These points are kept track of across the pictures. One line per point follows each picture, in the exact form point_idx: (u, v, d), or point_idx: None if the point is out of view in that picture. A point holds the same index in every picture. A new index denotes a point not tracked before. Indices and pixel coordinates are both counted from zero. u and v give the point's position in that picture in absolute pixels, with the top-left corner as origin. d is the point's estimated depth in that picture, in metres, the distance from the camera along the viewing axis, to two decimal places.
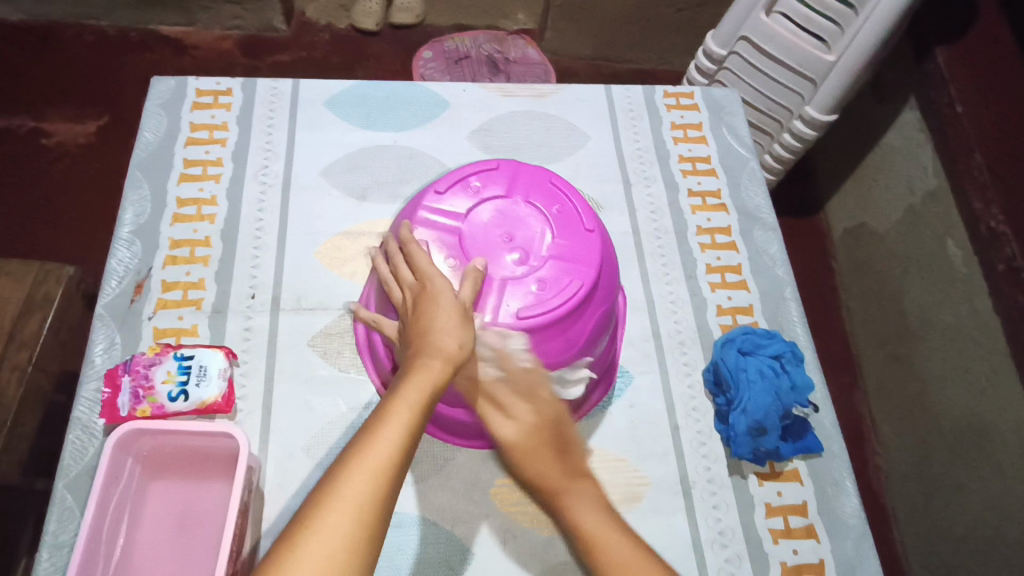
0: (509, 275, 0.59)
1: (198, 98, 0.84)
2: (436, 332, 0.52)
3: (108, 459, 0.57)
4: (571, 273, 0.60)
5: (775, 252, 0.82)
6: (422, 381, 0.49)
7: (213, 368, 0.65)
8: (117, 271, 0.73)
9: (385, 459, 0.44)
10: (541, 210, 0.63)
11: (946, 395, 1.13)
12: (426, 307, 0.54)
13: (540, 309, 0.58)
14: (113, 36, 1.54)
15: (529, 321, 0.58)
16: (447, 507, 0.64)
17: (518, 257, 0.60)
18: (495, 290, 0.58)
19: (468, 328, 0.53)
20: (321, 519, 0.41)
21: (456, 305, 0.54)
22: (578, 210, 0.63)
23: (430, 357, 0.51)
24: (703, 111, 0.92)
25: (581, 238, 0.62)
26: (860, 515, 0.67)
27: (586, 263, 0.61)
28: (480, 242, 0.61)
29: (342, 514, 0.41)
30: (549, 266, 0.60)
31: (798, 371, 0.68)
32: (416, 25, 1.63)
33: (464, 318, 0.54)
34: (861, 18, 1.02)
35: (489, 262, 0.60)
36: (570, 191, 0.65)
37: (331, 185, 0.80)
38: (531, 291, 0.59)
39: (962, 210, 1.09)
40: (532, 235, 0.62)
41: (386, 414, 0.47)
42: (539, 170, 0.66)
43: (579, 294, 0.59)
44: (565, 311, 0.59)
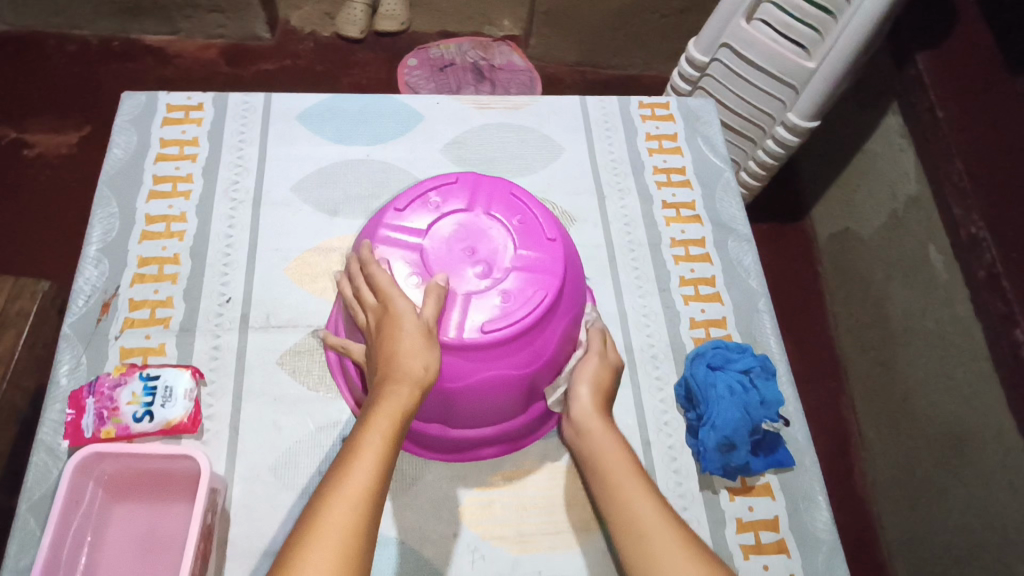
0: (472, 289, 0.59)
1: (169, 113, 0.84)
2: (400, 356, 0.52)
3: (66, 483, 0.56)
4: (535, 283, 0.60)
5: (749, 262, 0.82)
6: (391, 410, 0.49)
7: (179, 388, 0.65)
8: (84, 290, 0.72)
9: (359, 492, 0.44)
10: (503, 221, 0.63)
11: (930, 400, 1.13)
12: (388, 331, 0.54)
13: (505, 321, 0.57)
14: (96, 45, 1.53)
15: (493, 335, 0.57)
16: (416, 527, 0.64)
17: (481, 271, 0.60)
18: (459, 304, 0.58)
19: (434, 347, 0.53)
20: (308, 553, 0.41)
21: (420, 325, 0.53)
22: (540, 220, 0.63)
23: (397, 383, 0.51)
24: (679, 122, 0.92)
25: (544, 248, 0.62)
26: (832, 529, 0.67)
27: (550, 273, 0.60)
28: (442, 258, 0.60)
29: (329, 545, 0.42)
30: (512, 277, 0.59)
31: (767, 386, 0.68)
32: (401, 32, 1.63)
33: (428, 339, 0.53)
34: (839, 26, 1.02)
35: (452, 277, 0.59)
36: (534, 203, 0.65)
37: (302, 201, 0.80)
38: (496, 304, 0.58)
39: (945, 217, 1.09)
40: (494, 248, 0.61)
41: (359, 446, 0.47)
42: (501, 183, 0.66)
43: (543, 304, 0.59)
44: (531, 322, 0.58)
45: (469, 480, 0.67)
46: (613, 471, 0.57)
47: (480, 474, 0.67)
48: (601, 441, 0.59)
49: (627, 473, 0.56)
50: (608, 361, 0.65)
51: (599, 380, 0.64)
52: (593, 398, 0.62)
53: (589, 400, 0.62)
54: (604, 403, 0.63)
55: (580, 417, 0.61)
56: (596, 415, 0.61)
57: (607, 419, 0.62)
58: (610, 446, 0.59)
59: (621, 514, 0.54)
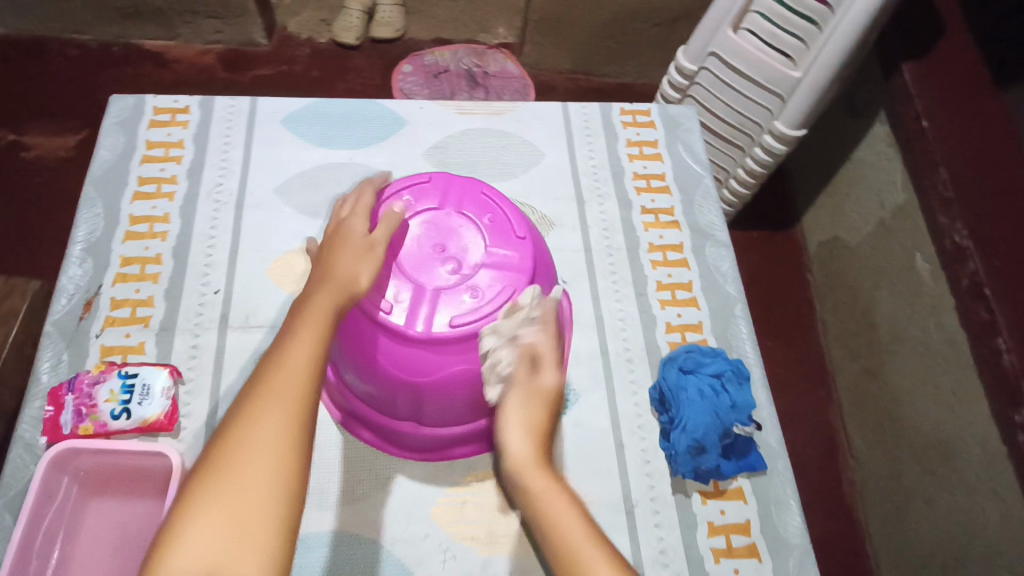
0: (443, 285, 0.60)
1: (156, 116, 0.85)
2: (340, 263, 0.55)
3: (41, 478, 0.57)
4: (504, 280, 0.61)
5: (726, 268, 0.83)
6: (330, 299, 0.51)
7: (157, 386, 0.66)
8: (67, 289, 0.73)
9: (305, 356, 0.46)
10: (474, 220, 0.64)
11: (916, 408, 1.13)
12: (335, 246, 0.57)
13: (473, 316, 0.58)
14: (96, 50, 1.55)
15: (462, 329, 0.58)
16: (389, 526, 0.64)
17: (450, 268, 0.61)
18: (429, 299, 0.59)
19: (374, 265, 0.56)
20: (255, 410, 0.42)
21: (368, 245, 0.57)
22: (510, 219, 0.64)
23: (332, 282, 0.53)
24: (659, 128, 0.93)
25: (513, 246, 0.63)
26: (804, 533, 0.67)
27: (519, 270, 0.61)
28: (412, 255, 0.61)
29: (282, 393, 0.43)
30: (482, 274, 0.60)
31: (739, 390, 0.68)
32: (397, 39, 1.65)
33: (369, 252, 0.56)
34: (824, 36, 1.03)
35: (421, 274, 0.60)
36: (506, 203, 0.66)
37: (285, 204, 0.81)
38: (465, 300, 0.59)
39: (929, 227, 1.10)
40: (464, 245, 0.62)
41: (301, 321, 0.48)
42: (472, 182, 0.67)
43: (512, 300, 0.60)
44: (499, 317, 0.59)
45: (442, 481, 0.67)
46: (561, 531, 0.47)
47: (452, 475, 0.67)
48: (537, 493, 0.50)
49: (574, 528, 0.47)
50: (544, 391, 0.56)
51: (529, 423, 0.54)
52: (526, 442, 0.53)
53: (525, 450, 0.53)
54: (541, 447, 0.54)
55: (512, 470, 0.52)
56: (529, 463, 0.52)
57: (543, 464, 0.52)
58: (551, 501, 0.49)
59: None
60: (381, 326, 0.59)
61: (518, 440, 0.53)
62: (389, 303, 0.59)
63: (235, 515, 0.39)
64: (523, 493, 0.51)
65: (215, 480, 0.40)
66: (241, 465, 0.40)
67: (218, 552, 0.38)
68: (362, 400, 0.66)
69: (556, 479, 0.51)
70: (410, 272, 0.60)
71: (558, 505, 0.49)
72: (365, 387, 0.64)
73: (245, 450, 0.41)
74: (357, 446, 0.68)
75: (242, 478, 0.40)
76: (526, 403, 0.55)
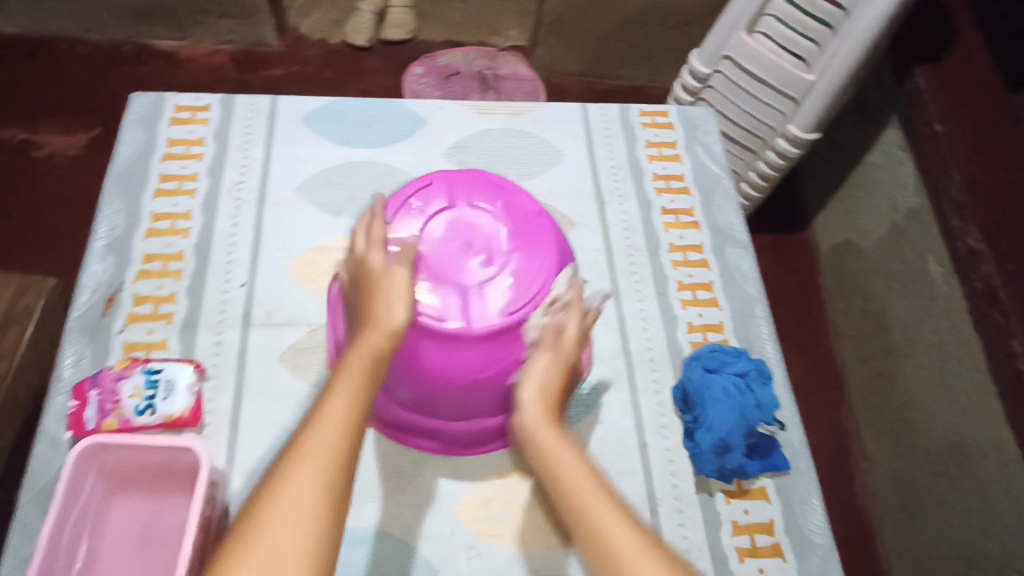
0: (483, 279, 0.60)
1: (177, 113, 0.86)
2: (374, 305, 0.52)
3: (68, 474, 0.56)
4: (539, 257, 0.62)
5: (747, 269, 0.83)
6: (365, 351, 0.49)
7: (181, 382, 0.66)
8: (89, 285, 0.73)
9: (340, 420, 0.44)
10: (488, 208, 0.63)
11: (929, 411, 1.13)
12: (365, 283, 0.54)
13: (524, 299, 0.59)
14: (108, 49, 1.56)
15: (517, 315, 0.59)
16: (413, 524, 0.64)
17: (483, 260, 0.61)
18: (478, 296, 0.59)
19: (406, 298, 0.52)
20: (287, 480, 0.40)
21: (391, 277, 0.53)
22: (521, 196, 0.65)
23: (369, 330, 0.50)
24: (678, 129, 0.94)
25: (535, 223, 0.63)
26: (828, 533, 0.67)
27: (548, 242, 0.63)
28: (442, 259, 0.60)
29: (314, 461, 0.41)
30: (515, 257, 0.61)
31: (763, 390, 0.68)
32: (408, 40, 1.65)
33: (397, 288, 0.53)
34: (839, 39, 1.03)
35: (458, 274, 0.60)
36: (511, 185, 0.66)
37: (306, 201, 0.81)
38: (510, 285, 0.60)
39: (943, 230, 1.10)
40: (488, 236, 0.62)
41: (338, 381, 0.46)
42: (471, 171, 0.66)
43: (553, 275, 0.61)
44: (548, 294, 0.60)
45: (466, 479, 0.67)
46: (579, 495, 0.44)
47: (476, 472, 0.67)
48: (550, 450, 0.48)
49: (593, 493, 0.44)
50: (566, 349, 0.55)
51: (550, 380, 0.53)
52: (539, 399, 0.52)
53: (537, 407, 0.51)
54: (556, 404, 0.53)
55: (522, 427, 0.50)
56: (541, 420, 0.50)
57: (556, 423, 0.50)
58: (565, 453, 0.47)
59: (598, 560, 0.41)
60: (437, 334, 0.58)
61: (535, 391, 0.52)
62: (440, 311, 0.58)
63: None
64: (534, 450, 0.48)
65: (242, 563, 0.37)
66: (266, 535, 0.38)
67: None
68: (412, 414, 0.65)
69: (570, 439, 0.49)
70: (448, 278, 0.59)
71: (572, 462, 0.46)
72: (418, 399, 0.63)
73: (272, 521, 0.39)
74: (381, 444, 0.68)
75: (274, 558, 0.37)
76: (544, 363, 0.54)
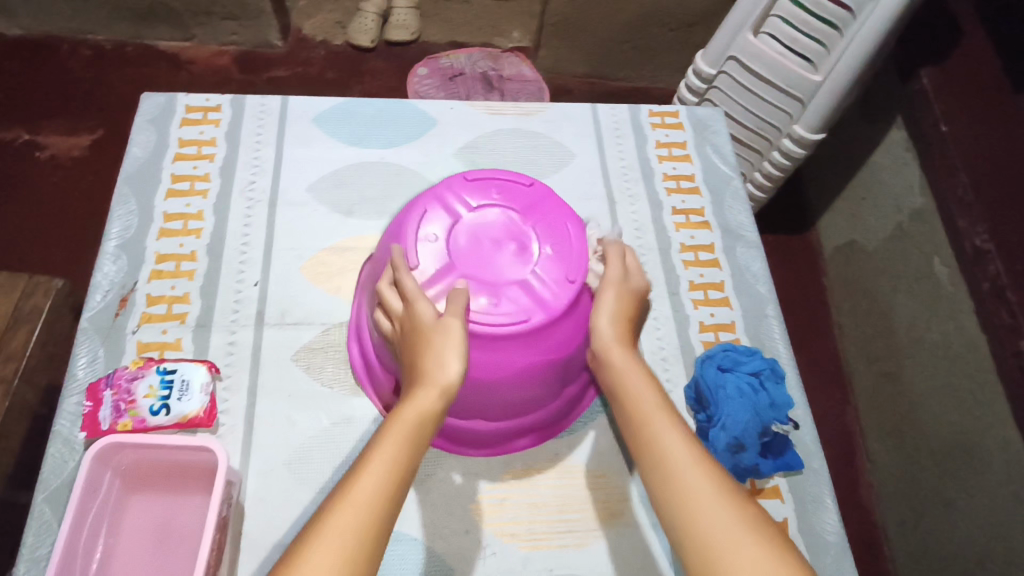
0: (529, 263, 0.62)
1: (188, 114, 0.86)
2: (428, 360, 0.52)
3: (86, 472, 0.56)
4: (557, 223, 0.65)
5: (757, 269, 0.83)
6: (411, 415, 0.49)
7: (196, 382, 0.66)
8: (103, 285, 0.73)
9: (372, 494, 0.44)
10: (490, 202, 0.66)
11: (935, 411, 1.13)
12: (416, 335, 0.54)
13: (573, 261, 0.63)
14: (111, 50, 1.56)
15: (577, 278, 0.62)
16: (427, 523, 0.64)
17: (516, 248, 0.63)
18: (538, 279, 0.61)
19: (462, 350, 0.53)
20: (310, 559, 0.41)
21: (444, 328, 0.53)
22: (510, 181, 0.68)
23: (423, 388, 0.51)
24: (688, 130, 0.94)
25: (536, 197, 0.67)
26: (841, 532, 0.67)
27: (556, 206, 0.67)
28: (483, 266, 0.62)
29: (338, 534, 0.42)
30: (538, 232, 0.64)
31: (777, 389, 0.68)
32: (411, 42, 1.65)
33: (450, 341, 0.53)
34: (845, 40, 1.03)
35: (505, 270, 0.62)
36: (490, 175, 0.69)
37: (318, 201, 0.81)
38: (551, 256, 0.63)
39: (949, 230, 1.11)
40: (506, 227, 0.65)
41: (377, 449, 0.47)
42: (454, 177, 0.68)
43: (578, 232, 0.65)
44: (586, 250, 0.64)
45: (482, 479, 0.67)
46: (641, 407, 0.51)
47: (491, 472, 0.67)
48: (620, 367, 0.55)
49: (654, 406, 0.51)
50: (637, 285, 0.61)
51: (622, 310, 0.59)
52: (612, 325, 0.58)
53: (610, 331, 0.58)
54: (629, 332, 0.59)
55: (596, 347, 0.58)
56: (614, 343, 0.57)
57: (627, 346, 0.57)
58: (633, 372, 0.54)
59: (651, 460, 0.48)
60: (525, 334, 0.59)
61: (609, 318, 0.59)
62: (519, 313, 0.59)
63: None
64: (606, 365, 0.56)
65: None
66: None
67: None
68: (503, 421, 0.66)
69: (638, 361, 0.56)
70: (500, 282, 0.61)
71: (638, 380, 0.53)
72: (512, 403, 0.64)
73: None
74: None
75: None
76: (613, 298, 0.59)
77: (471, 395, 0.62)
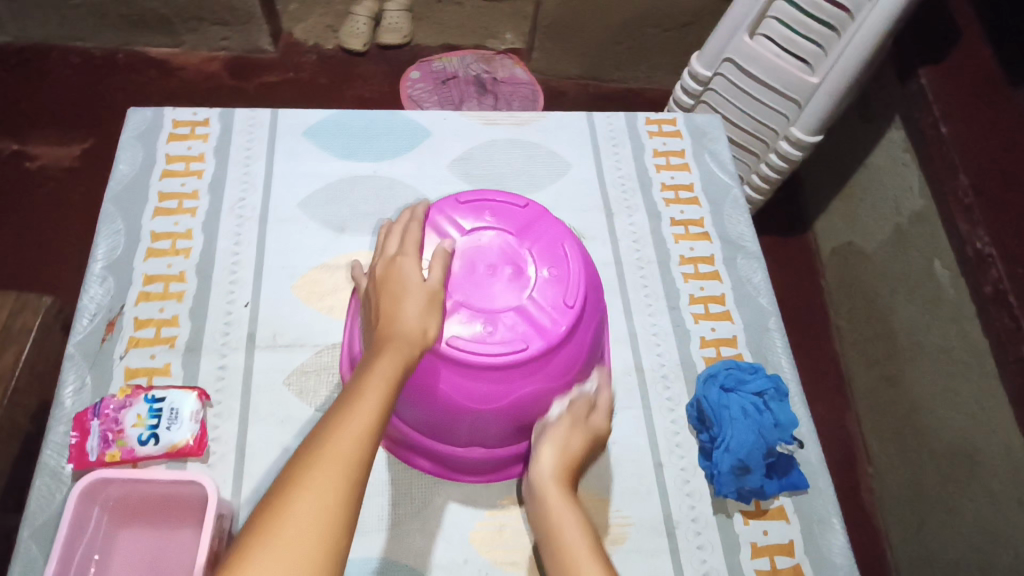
0: (526, 286, 0.61)
1: (175, 129, 0.84)
2: (403, 317, 0.53)
3: (71, 510, 0.55)
4: (553, 243, 0.64)
5: (759, 280, 0.81)
6: (393, 361, 0.49)
7: (185, 410, 0.64)
8: (89, 309, 0.71)
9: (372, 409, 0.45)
10: (484, 224, 0.64)
11: (937, 416, 1.12)
12: (393, 292, 0.55)
13: (570, 283, 0.61)
14: (101, 58, 1.53)
15: (574, 300, 0.60)
16: (425, 552, 0.63)
17: (512, 271, 0.61)
18: (535, 302, 0.60)
19: (435, 315, 0.54)
20: (310, 476, 0.40)
21: (427, 290, 0.55)
22: (502, 201, 0.66)
23: (399, 338, 0.51)
24: (685, 138, 0.92)
25: (530, 217, 0.65)
26: (848, 553, 0.66)
27: (551, 225, 0.65)
28: (477, 291, 0.60)
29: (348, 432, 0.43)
30: (535, 253, 0.63)
31: (782, 408, 0.66)
32: (404, 45, 1.63)
33: (429, 304, 0.54)
34: (843, 41, 1.01)
35: (501, 294, 0.60)
36: (482, 195, 0.67)
37: (309, 218, 0.79)
38: (548, 278, 0.62)
39: (949, 233, 1.09)
40: (501, 250, 0.63)
41: (365, 382, 0.47)
42: (444, 199, 0.66)
43: (575, 253, 0.63)
44: (583, 271, 0.62)
45: (480, 504, 0.66)
46: (569, 553, 0.49)
47: (490, 497, 0.66)
48: (552, 507, 0.54)
49: (583, 551, 0.49)
50: (589, 426, 0.62)
51: (569, 446, 0.59)
52: (556, 463, 0.58)
53: (552, 470, 0.57)
54: (571, 473, 0.58)
55: (535, 483, 0.57)
56: (551, 481, 0.56)
57: (567, 487, 0.56)
58: (568, 517, 0.52)
59: None
60: (524, 363, 0.58)
61: (551, 455, 0.58)
62: (517, 340, 0.58)
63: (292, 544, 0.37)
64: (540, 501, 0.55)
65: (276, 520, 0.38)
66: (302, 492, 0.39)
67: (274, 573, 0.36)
68: (503, 447, 0.65)
69: (574, 503, 0.54)
70: (496, 309, 0.59)
71: (571, 522, 0.52)
72: (513, 429, 0.63)
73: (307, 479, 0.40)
74: (390, 469, 0.66)
75: (297, 547, 0.37)
76: (563, 433, 0.59)
77: (469, 423, 0.61)
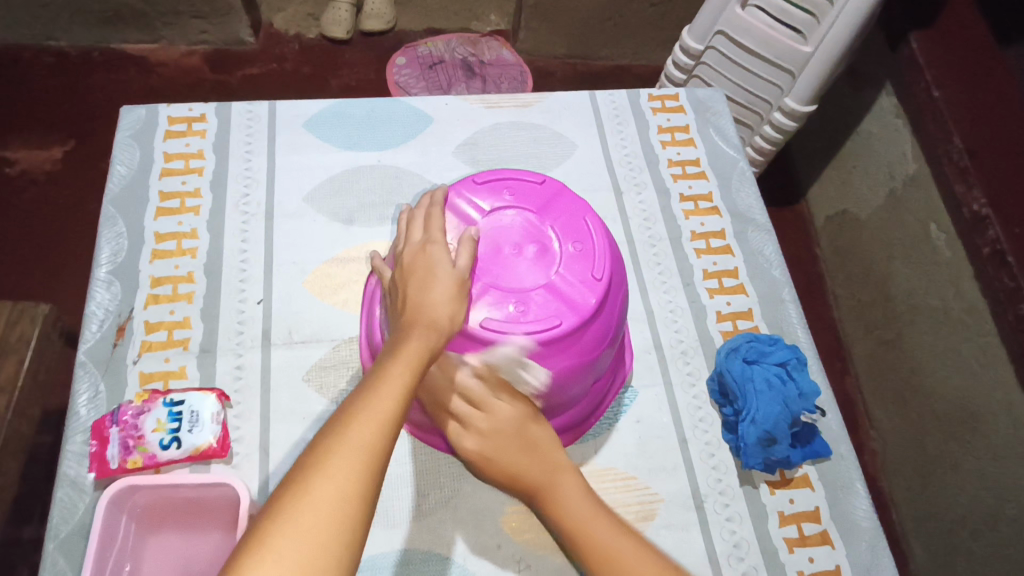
0: (552, 264, 0.60)
1: (171, 126, 0.81)
2: (431, 303, 0.52)
3: (101, 519, 0.54)
4: (576, 220, 0.63)
5: (770, 253, 0.82)
6: (418, 347, 0.49)
7: (206, 412, 0.63)
8: (97, 315, 0.69)
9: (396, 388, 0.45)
10: (506, 204, 0.63)
11: (937, 377, 1.14)
12: (421, 278, 0.54)
13: (594, 258, 0.61)
14: (75, 56, 1.48)
15: (602, 273, 0.60)
16: (457, 539, 0.63)
17: (537, 250, 0.61)
18: (562, 279, 0.59)
19: (461, 300, 0.54)
20: (330, 463, 0.39)
21: (454, 274, 0.55)
22: (520, 180, 0.65)
23: (426, 325, 0.51)
24: (689, 113, 0.91)
25: (551, 193, 0.65)
26: (873, 516, 0.67)
27: (571, 201, 0.64)
28: (505, 271, 0.59)
29: (372, 412, 0.42)
30: (558, 230, 0.62)
31: (804, 378, 0.68)
32: (387, 31, 1.59)
33: (458, 290, 0.54)
34: (835, 9, 1.01)
35: (530, 273, 0.60)
36: (498, 175, 0.66)
37: (316, 211, 0.78)
38: (575, 255, 0.61)
39: (945, 196, 1.10)
40: (525, 229, 0.62)
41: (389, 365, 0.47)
42: (463, 181, 0.65)
43: (598, 226, 0.63)
44: (606, 244, 0.62)
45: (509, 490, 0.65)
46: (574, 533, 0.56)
47: None
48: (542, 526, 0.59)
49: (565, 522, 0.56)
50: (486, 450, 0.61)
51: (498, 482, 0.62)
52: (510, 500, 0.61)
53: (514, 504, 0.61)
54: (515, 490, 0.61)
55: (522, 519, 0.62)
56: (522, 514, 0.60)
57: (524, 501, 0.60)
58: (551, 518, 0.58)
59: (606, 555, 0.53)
60: (558, 340, 0.58)
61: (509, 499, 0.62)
62: (547, 318, 0.57)
63: (314, 522, 0.37)
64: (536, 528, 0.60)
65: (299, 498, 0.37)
66: (323, 471, 0.39)
67: (295, 545, 0.36)
68: None
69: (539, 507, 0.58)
70: (525, 288, 0.59)
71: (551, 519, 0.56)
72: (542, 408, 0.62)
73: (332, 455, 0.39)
74: (417, 459, 0.66)
75: (314, 534, 0.36)
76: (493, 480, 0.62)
77: None
